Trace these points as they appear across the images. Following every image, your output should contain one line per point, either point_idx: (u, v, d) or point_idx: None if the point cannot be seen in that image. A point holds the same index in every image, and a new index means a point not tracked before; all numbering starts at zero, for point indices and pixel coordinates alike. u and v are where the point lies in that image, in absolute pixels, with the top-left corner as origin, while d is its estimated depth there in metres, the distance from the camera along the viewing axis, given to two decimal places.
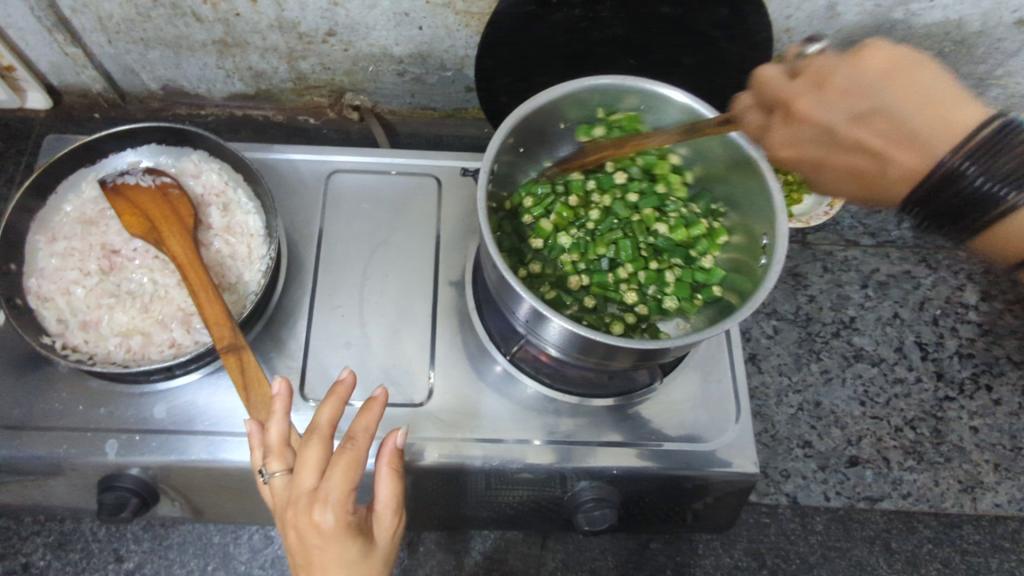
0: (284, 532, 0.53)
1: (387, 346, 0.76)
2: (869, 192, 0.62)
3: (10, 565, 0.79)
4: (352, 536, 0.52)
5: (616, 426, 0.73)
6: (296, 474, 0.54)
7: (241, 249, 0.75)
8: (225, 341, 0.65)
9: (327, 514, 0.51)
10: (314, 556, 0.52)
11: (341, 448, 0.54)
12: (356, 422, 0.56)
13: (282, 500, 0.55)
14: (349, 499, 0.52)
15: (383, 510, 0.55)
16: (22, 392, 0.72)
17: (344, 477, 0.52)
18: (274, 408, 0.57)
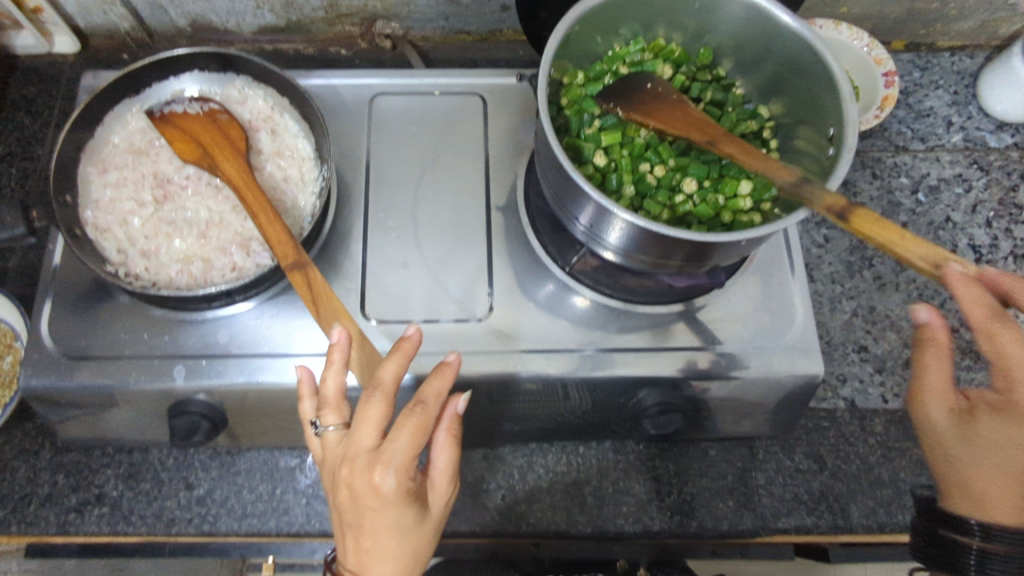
0: (337, 491, 0.57)
1: (443, 264, 0.76)
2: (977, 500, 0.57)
3: (86, 496, 0.80)
4: (408, 502, 0.56)
5: (680, 332, 0.73)
6: (356, 432, 0.57)
7: (294, 172, 0.75)
8: (290, 259, 0.65)
9: (388, 476, 0.54)
10: (368, 514, 0.55)
11: (409, 411, 0.57)
12: (427, 385, 0.58)
13: (335, 453, 0.58)
14: (410, 464, 0.55)
15: (438, 475, 0.60)
16: (89, 325, 0.73)
17: (410, 441, 0.55)
18: (331, 361, 0.59)
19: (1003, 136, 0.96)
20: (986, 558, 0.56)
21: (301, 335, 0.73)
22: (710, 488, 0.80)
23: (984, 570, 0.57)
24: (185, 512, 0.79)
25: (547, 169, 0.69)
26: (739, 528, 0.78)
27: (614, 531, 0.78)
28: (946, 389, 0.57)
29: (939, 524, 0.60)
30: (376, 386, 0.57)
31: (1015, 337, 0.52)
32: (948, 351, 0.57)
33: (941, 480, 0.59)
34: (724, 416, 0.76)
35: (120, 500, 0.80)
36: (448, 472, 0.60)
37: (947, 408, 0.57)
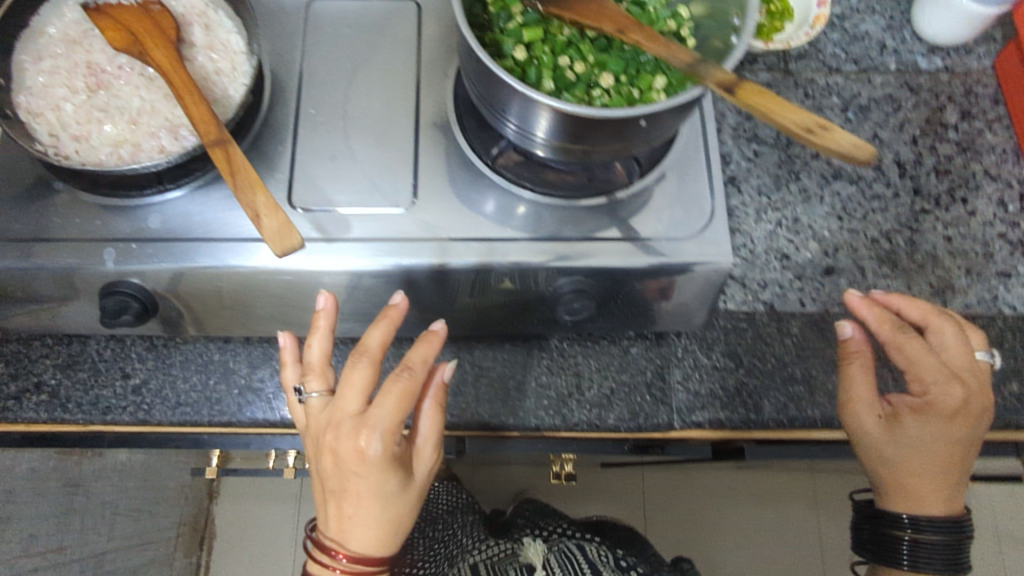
0: (322, 456, 0.59)
1: (370, 157, 0.78)
2: (901, 496, 0.73)
3: (24, 384, 0.82)
4: (393, 469, 0.57)
5: (596, 221, 0.75)
6: (342, 396, 0.59)
7: (226, 65, 0.76)
8: (211, 137, 0.67)
9: (374, 439, 0.56)
10: (353, 481, 0.57)
11: (396, 375, 0.59)
12: (414, 351, 0.61)
13: (320, 416, 0.61)
14: (395, 430, 0.57)
15: (424, 443, 0.62)
16: (23, 209, 0.75)
17: (396, 405, 0.57)
18: (318, 327, 0.62)
19: (935, 59, 0.98)
20: (917, 545, 0.72)
21: (231, 221, 0.75)
22: (629, 382, 0.83)
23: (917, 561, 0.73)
24: (120, 400, 0.82)
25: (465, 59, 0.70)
26: (655, 421, 0.81)
27: (535, 422, 0.81)
28: (872, 398, 0.73)
29: (879, 523, 0.75)
30: (364, 351, 0.59)
31: (916, 345, 0.73)
32: (870, 362, 0.74)
33: (881, 482, 0.74)
34: (640, 309, 0.79)
35: (58, 387, 0.82)
36: (433, 440, 0.62)
37: (876, 416, 0.73)
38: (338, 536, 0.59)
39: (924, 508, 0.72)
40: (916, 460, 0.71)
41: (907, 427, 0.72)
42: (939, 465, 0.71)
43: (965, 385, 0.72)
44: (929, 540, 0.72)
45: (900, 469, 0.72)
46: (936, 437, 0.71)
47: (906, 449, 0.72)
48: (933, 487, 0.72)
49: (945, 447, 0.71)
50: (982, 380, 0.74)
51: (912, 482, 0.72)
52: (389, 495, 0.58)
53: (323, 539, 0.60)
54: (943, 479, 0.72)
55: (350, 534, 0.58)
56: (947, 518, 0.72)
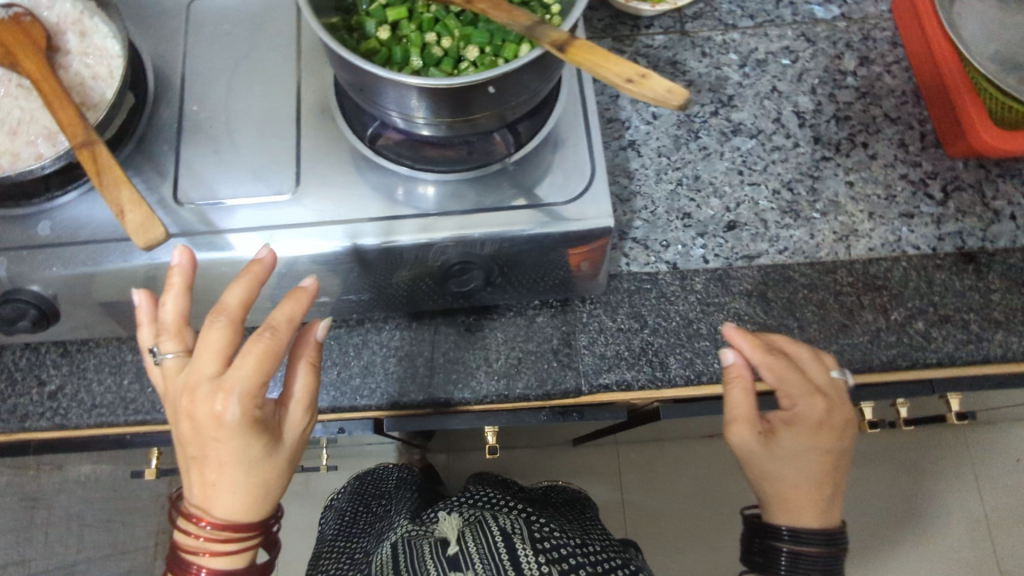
0: (182, 423, 0.61)
1: (254, 149, 0.78)
2: (781, 509, 0.73)
3: None
4: (253, 430, 0.60)
5: (477, 192, 0.75)
6: (201, 359, 0.61)
7: (102, 70, 0.78)
8: (78, 138, 0.68)
9: (232, 403, 0.59)
10: (214, 444, 0.60)
11: (258, 337, 0.61)
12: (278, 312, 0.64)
13: (179, 378, 0.63)
14: (255, 392, 0.60)
15: (295, 406, 0.65)
16: None
17: (255, 368, 0.60)
18: (173, 284, 0.64)
19: (831, 8, 0.99)
20: (798, 556, 0.73)
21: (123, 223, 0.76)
22: (536, 351, 0.83)
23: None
24: (37, 407, 0.83)
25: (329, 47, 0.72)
26: (563, 387, 0.81)
27: (444, 397, 0.82)
28: (752, 416, 0.74)
29: (763, 536, 0.75)
30: (223, 310, 0.62)
31: (785, 363, 0.74)
32: (750, 386, 0.75)
33: (763, 495, 0.75)
34: (536, 275, 0.80)
35: None
36: (300, 399, 0.65)
37: (755, 431, 0.73)
38: (204, 501, 0.62)
39: (801, 520, 0.73)
40: (791, 472, 0.72)
41: (783, 440, 0.73)
42: (813, 478, 0.72)
43: (827, 399, 0.74)
44: (807, 553, 0.72)
45: (775, 481, 0.73)
46: (809, 447, 0.72)
47: (782, 462, 0.72)
48: (808, 500, 0.72)
49: (818, 459, 0.73)
50: (842, 395, 0.76)
51: (789, 494, 0.72)
52: (250, 458, 0.61)
53: (188, 506, 0.63)
54: (815, 492, 0.72)
55: (214, 499, 0.62)
56: (824, 530, 0.73)
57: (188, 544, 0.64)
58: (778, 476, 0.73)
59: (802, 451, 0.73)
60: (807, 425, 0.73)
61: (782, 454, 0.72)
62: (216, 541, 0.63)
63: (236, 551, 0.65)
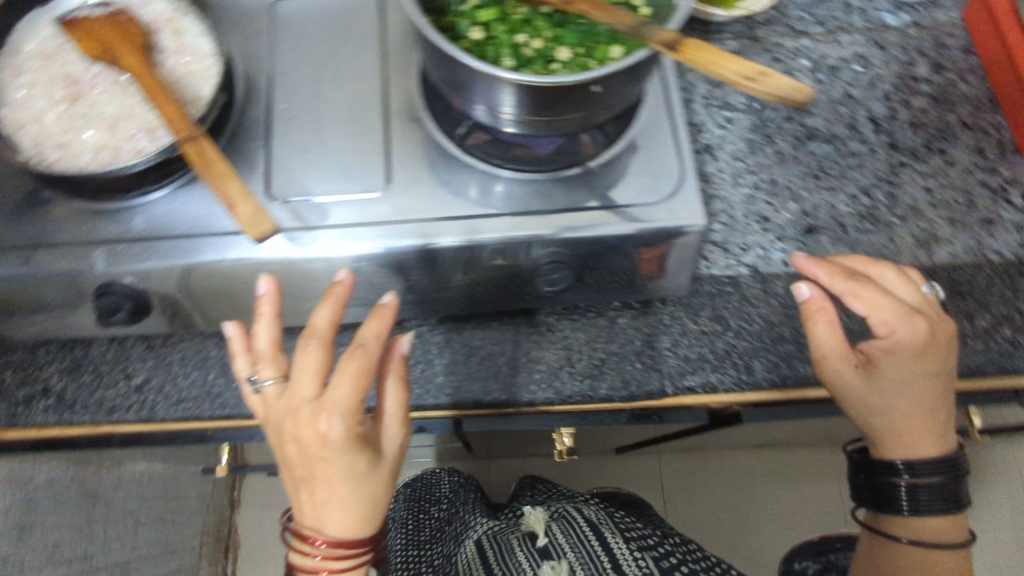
0: (286, 448, 0.62)
1: (342, 148, 0.79)
2: (892, 440, 0.74)
3: (32, 389, 0.85)
4: (357, 447, 0.60)
5: (567, 193, 0.76)
6: (298, 382, 0.61)
7: (196, 68, 0.79)
8: (184, 133, 0.69)
9: (334, 422, 0.59)
10: (320, 464, 0.60)
11: (350, 355, 0.61)
12: (365, 330, 0.63)
13: (278, 403, 0.63)
14: (355, 410, 0.60)
15: (389, 421, 0.65)
16: (15, 221, 0.78)
17: (352, 387, 0.60)
18: (262, 313, 0.65)
19: (902, 15, 0.99)
20: (914, 487, 0.75)
21: (212, 218, 0.77)
22: (618, 352, 0.83)
23: (916, 501, 0.76)
24: (125, 400, 0.85)
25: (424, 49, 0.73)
26: (646, 388, 0.81)
27: (526, 397, 0.82)
28: (845, 351, 0.73)
29: (876, 470, 0.77)
30: (313, 333, 0.62)
31: (871, 291, 0.74)
32: (834, 319, 0.73)
33: (873, 431, 0.75)
34: (622, 276, 0.80)
35: (65, 390, 0.85)
36: (395, 412, 0.65)
37: (852, 367, 0.73)
38: (315, 522, 0.62)
39: (917, 448, 0.74)
40: (897, 400, 0.73)
41: (885, 369, 0.73)
42: (921, 402, 0.73)
43: (925, 318, 0.73)
44: (924, 476, 0.74)
45: (883, 412, 0.73)
46: (914, 373, 0.72)
47: (888, 393, 0.73)
48: (921, 426, 0.73)
49: (923, 380, 0.73)
50: (936, 307, 0.77)
51: (901, 421, 0.73)
52: (355, 477, 0.61)
53: (301, 527, 0.64)
54: (926, 414, 0.73)
55: (326, 518, 0.62)
56: (940, 456, 0.74)
57: (305, 564, 0.64)
58: (887, 406, 0.73)
59: (907, 378, 0.72)
60: (909, 350, 0.72)
61: (885, 385, 0.73)
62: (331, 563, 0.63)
63: (352, 567, 0.65)
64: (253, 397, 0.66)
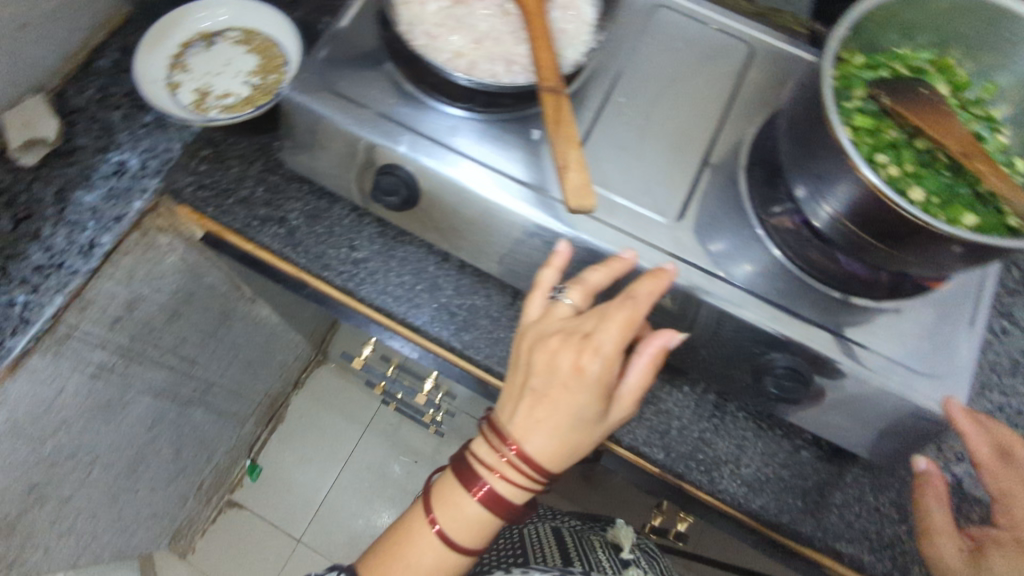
0: (538, 355, 0.68)
1: (655, 160, 0.80)
2: None
3: (271, 214, 0.91)
4: (598, 395, 0.65)
5: (839, 317, 0.74)
6: (588, 316, 0.68)
7: (572, 30, 0.82)
8: (549, 83, 0.72)
9: (594, 360, 0.64)
10: (560, 389, 0.65)
11: (622, 304, 0.65)
12: (641, 284, 0.66)
13: (558, 321, 0.70)
14: (613, 359, 0.64)
15: (626, 391, 0.67)
16: (353, 73, 0.84)
17: (619, 334, 0.64)
18: (551, 261, 0.73)
19: None
20: None
21: (505, 156, 0.80)
22: (788, 482, 0.81)
23: None
24: (340, 265, 0.89)
25: (793, 127, 0.71)
26: (799, 530, 0.78)
27: (681, 470, 0.81)
28: (948, 529, 0.72)
29: None
30: (589, 283, 0.71)
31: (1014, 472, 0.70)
32: (940, 494, 0.73)
33: None
34: (841, 417, 0.77)
35: (298, 228, 0.91)
36: (635, 394, 0.67)
37: (952, 544, 0.71)
38: (519, 432, 0.67)
39: None
40: None
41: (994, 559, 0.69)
42: None
43: None
44: None
45: None
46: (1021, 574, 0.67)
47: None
48: None
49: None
50: None
51: None
52: (578, 418, 0.65)
53: (503, 427, 0.69)
54: None
55: (530, 435, 0.66)
56: None
57: (486, 459, 0.69)
58: None
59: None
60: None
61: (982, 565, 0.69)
62: (507, 473, 0.68)
63: (521, 488, 0.68)
64: (535, 306, 0.73)
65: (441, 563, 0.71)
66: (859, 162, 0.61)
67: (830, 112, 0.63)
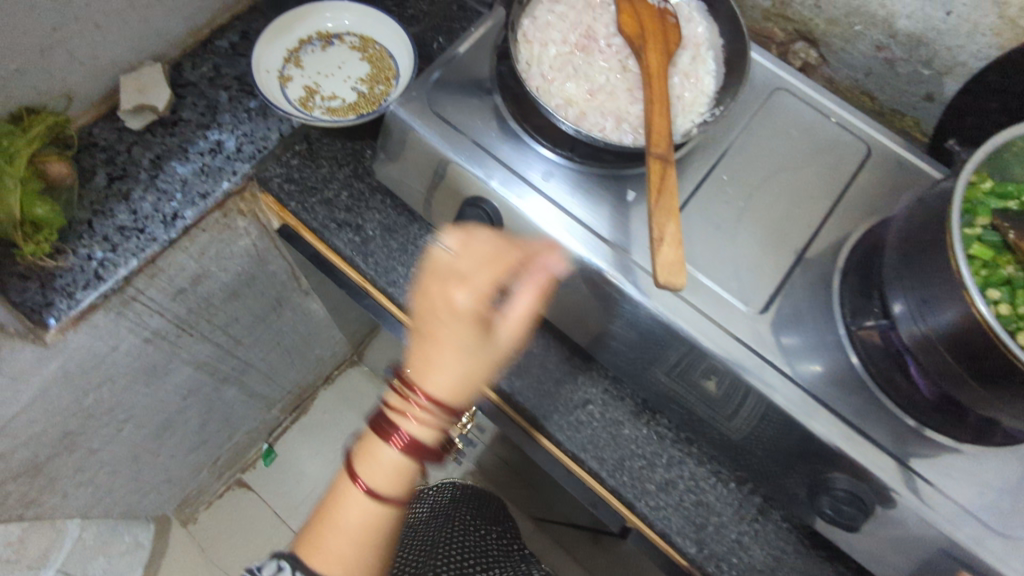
0: (426, 292, 0.66)
1: (748, 246, 0.77)
2: None
3: (349, 219, 0.91)
4: (475, 323, 0.64)
5: (912, 449, 0.69)
6: (458, 257, 0.67)
7: (688, 98, 0.80)
8: (659, 150, 0.70)
9: (467, 294, 0.64)
10: (445, 327, 0.65)
11: (508, 249, 0.66)
12: (543, 257, 0.67)
13: (431, 260, 0.68)
14: (487, 291, 0.65)
15: (512, 317, 0.66)
16: (461, 100, 0.84)
17: (495, 271, 0.65)
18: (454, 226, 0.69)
19: None
20: None
21: (592, 210, 0.78)
22: None
23: None
24: (405, 283, 0.88)
25: (904, 245, 0.67)
26: None
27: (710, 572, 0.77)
28: None
29: None
30: (471, 232, 0.68)
31: None
32: None
33: None
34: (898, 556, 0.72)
35: (371, 239, 0.90)
36: (522, 321, 0.66)
37: None
38: (419, 366, 0.66)
39: None
40: None
41: None
42: None
43: None
44: None
45: None
46: None
47: None
48: None
49: None
50: None
51: None
52: (445, 332, 0.65)
53: (404, 375, 0.66)
54: None
55: (427, 376, 0.65)
56: None
57: (398, 410, 0.66)
58: None
59: None
60: None
61: None
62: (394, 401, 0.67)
63: (435, 433, 0.67)
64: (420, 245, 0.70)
65: (370, 524, 0.66)
66: (978, 298, 0.57)
67: (959, 239, 0.59)
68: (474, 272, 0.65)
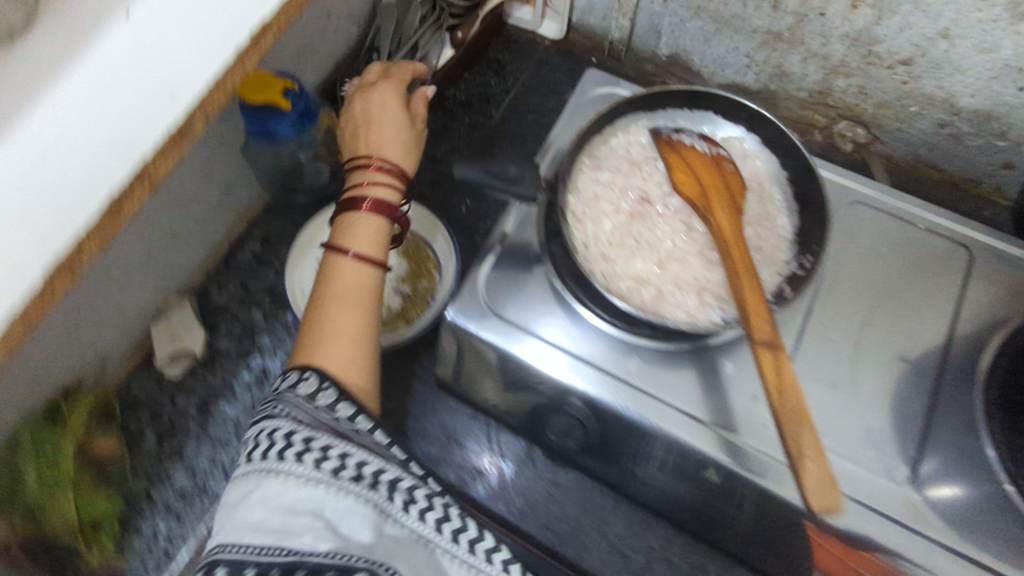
0: (361, 109, 0.82)
1: (874, 400, 0.70)
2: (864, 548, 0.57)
3: (420, 428, 0.86)
4: (405, 124, 0.81)
5: None
6: (372, 96, 0.82)
7: (768, 248, 0.73)
8: (763, 334, 0.63)
9: (388, 105, 0.81)
10: (379, 123, 0.80)
11: (392, 85, 0.84)
12: (409, 81, 0.87)
13: (352, 109, 0.83)
14: (402, 104, 0.83)
15: (406, 127, 0.81)
16: (518, 290, 0.78)
17: (397, 95, 0.82)
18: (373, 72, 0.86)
19: None
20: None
21: (686, 389, 0.71)
22: None
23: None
24: (493, 492, 0.83)
25: None
26: None
27: None
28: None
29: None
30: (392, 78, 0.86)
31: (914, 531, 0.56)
32: None
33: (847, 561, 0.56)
34: None
35: (445, 449, 0.85)
36: (411, 133, 0.82)
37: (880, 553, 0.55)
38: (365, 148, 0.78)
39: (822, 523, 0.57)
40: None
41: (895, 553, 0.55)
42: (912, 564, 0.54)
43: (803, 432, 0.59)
44: None
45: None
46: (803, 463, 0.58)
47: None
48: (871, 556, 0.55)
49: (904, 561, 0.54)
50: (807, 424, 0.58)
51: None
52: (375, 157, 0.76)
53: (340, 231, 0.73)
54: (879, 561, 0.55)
55: (379, 150, 0.78)
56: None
57: (353, 214, 0.73)
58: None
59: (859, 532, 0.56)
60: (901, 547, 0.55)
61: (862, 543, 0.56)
62: (362, 163, 0.77)
63: (376, 257, 0.71)
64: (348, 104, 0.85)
65: (364, 284, 0.70)
66: None
67: None
68: (386, 102, 0.82)
